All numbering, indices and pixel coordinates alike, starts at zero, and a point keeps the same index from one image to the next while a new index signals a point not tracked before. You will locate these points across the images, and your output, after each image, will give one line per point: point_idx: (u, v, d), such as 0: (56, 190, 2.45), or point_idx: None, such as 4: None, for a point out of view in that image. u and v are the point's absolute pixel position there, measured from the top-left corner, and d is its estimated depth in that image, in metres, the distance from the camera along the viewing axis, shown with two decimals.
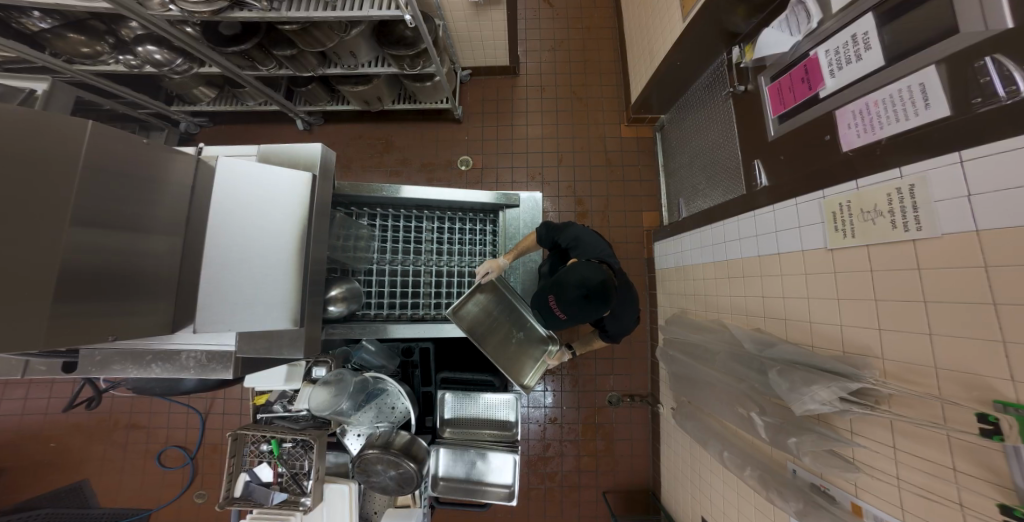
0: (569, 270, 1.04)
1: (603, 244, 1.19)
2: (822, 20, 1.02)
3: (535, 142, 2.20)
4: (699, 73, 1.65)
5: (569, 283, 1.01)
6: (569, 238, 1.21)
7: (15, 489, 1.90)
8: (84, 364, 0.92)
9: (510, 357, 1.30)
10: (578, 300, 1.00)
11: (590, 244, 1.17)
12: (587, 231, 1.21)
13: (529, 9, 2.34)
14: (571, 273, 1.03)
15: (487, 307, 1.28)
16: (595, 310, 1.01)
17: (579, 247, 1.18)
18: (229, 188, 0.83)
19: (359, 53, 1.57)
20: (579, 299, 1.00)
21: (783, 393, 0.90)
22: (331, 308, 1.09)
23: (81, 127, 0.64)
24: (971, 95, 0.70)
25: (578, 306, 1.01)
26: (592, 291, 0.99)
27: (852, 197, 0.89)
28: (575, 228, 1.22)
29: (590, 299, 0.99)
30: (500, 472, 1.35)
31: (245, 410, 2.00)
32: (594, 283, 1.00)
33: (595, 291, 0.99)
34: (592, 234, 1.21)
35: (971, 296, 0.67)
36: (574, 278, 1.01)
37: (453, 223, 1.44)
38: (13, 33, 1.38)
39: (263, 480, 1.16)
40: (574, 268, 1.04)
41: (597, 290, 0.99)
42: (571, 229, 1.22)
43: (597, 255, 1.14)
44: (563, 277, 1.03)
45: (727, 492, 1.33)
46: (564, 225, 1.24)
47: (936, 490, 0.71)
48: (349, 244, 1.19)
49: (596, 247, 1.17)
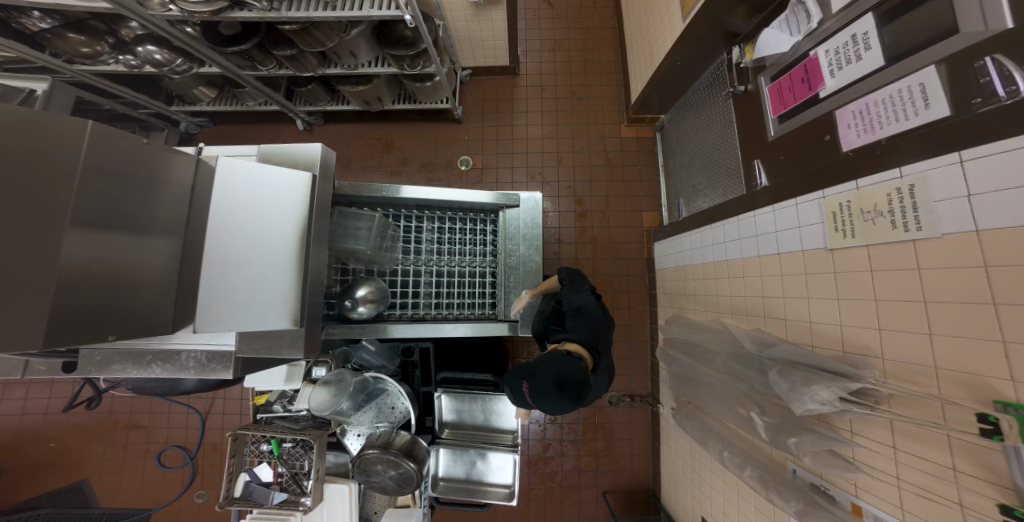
0: (550, 361, 0.88)
1: (602, 325, 1.05)
2: (822, 20, 1.02)
3: (535, 142, 2.20)
4: (698, 72, 1.66)
5: (543, 374, 0.86)
6: (571, 304, 1.09)
7: (15, 488, 1.90)
8: (84, 364, 0.92)
9: (495, 422, 1.41)
10: (548, 396, 0.85)
11: (592, 320, 1.04)
12: (594, 305, 1.09)
13: (529, 9, 2.34)
14: (553, 361, 0.88)
15: (466, 396, 1.39)
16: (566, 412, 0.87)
17: (577, 318, 1.05)
18: (229, 188, 0.83)
19: (359, 53, 1.57)
20: (551, 397, 0.84)
21: (782, 392, 0.90)
22: (359, 309, 1.11)
23: (81, 126, 0.64)
24: (971, 95, 0.70)
25: (548, 402, 0.86)
26: (568, 389, 0.84)
27: (852, 197, 0.89)
28: (584, 298, 1.10)
29: (561, 391, 0.84)
30: (500, 472, 1.36)
31: (245, 410, 2.00)
32: (573, 378, 0.85)
33: (571, 390, 0.85)
34: (597, 310, 1.09)
35: (971, 296, 0.67)
36: (552, 369, 0.86)
37: (482, 226, 1.43)
38: (13, 34, 1.38)
39: (263, 480, 1.17)
40: (558, 354, 0.90)
41: (575, 387, 0.85)
42: (580, 297, 1.10)
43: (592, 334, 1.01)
44: (541, 364, 0.88)
45: (727, 490, 1.33)
46: (578, 289, 1.13)
47: (937, 490, 0.71)
48: (374, 243, 1.19)
49: (596, 325, 1.04)
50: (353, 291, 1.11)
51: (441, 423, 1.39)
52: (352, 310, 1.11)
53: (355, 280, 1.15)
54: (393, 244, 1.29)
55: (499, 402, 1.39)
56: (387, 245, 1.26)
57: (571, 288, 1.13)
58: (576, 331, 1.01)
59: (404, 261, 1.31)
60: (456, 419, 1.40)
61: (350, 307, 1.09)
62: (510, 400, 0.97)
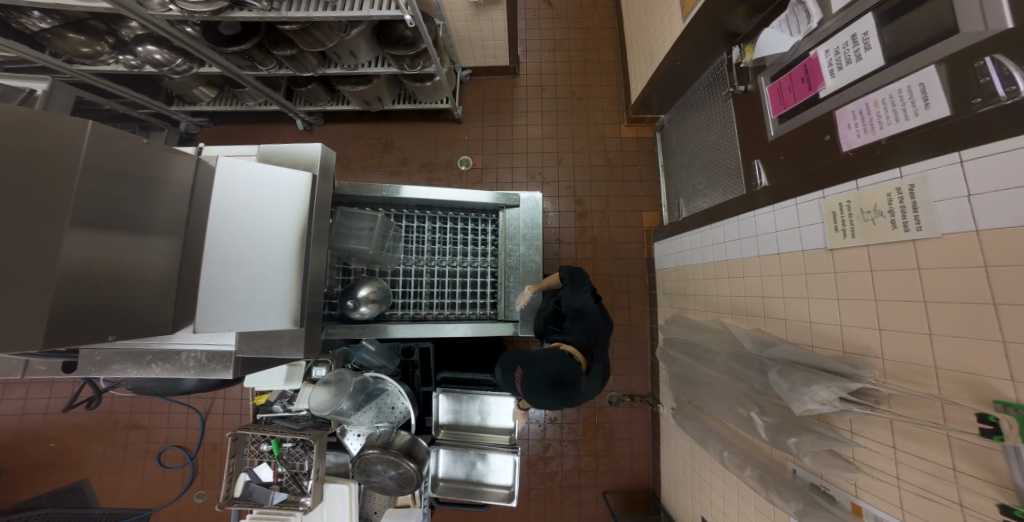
0: (548, 357, 0.92)
1: (601, 329, 1.07)
2: (822, 20, 1.02)
3: (535, 142, 2.20)
4: (698, 72, 1.66)
5: (538, 366, 0.90)
6: (571, 305, 1.10)
7: (15, 488, 1.90)
8: (84, 364, 0.92)
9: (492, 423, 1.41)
10: (538, 388, 0.89)
11: (590, 322, 1.06)
12: (593, 307, 1.10)
13: (529, 9, 2.34)
14: (551, 356, 0.92)
15: (465, 396, 1.39)
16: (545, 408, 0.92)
17: (576, 320, 1.06)
18: (229, 188, 0.83)
19: (359, 53, 1.57)
20: (541, 389, 0.89)
21: (782, 392, 0.90)
22: (361, 309, 1.11)
23: (82, 126, 0.64)
24: (971, 95, 0.70)
25: (535, 392, 0.90)
26: (560, 386, 0.88)
27: (852, 197, 0.89)
28: (583, 299, 1.11)
29: (555, 388, 0.88)
30: (500, 473, 1.36)
31: (245, 410, 1.99)
32: (566, 375, 0.89)
33: (561, 387, 0.89)
34: (596, 313, 1.10)
35: (972, 296, 0.67)
36: (549, 364, 0.90)
37: (483, 225, 1.43)
38: (13, 34, 1.38)
39: (263, 480, 1.17)
40: (556, 351, 0.94)
41: (565, 384, 0.89)
42: (581, 298, 1.11)
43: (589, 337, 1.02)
44: (539, 357, 0.92)
45: (727, 491, 1.33)
46: (578, 290, 1.13)
47: (937, 490, 0.71)
48: (377, 243, 1.19)
49: (594, 328, 1.06)
50: (355, 291, 1.12)
51: (438, 424, 1.38)
52: (354, 310, 1.11)
53: (357, 281, 1.15)
54: (395, 244, 1.29)
55: (496, 404, 1.39)
56: (389, 245, 1.26)
57: (572, 289, 1.14)
58: (575, 333, 1.02)
59: (405, 260, 1.31)
60: (453, 419, 1.40)
61: (352, 307, 1.10)
62: (499, 378, 1.02)
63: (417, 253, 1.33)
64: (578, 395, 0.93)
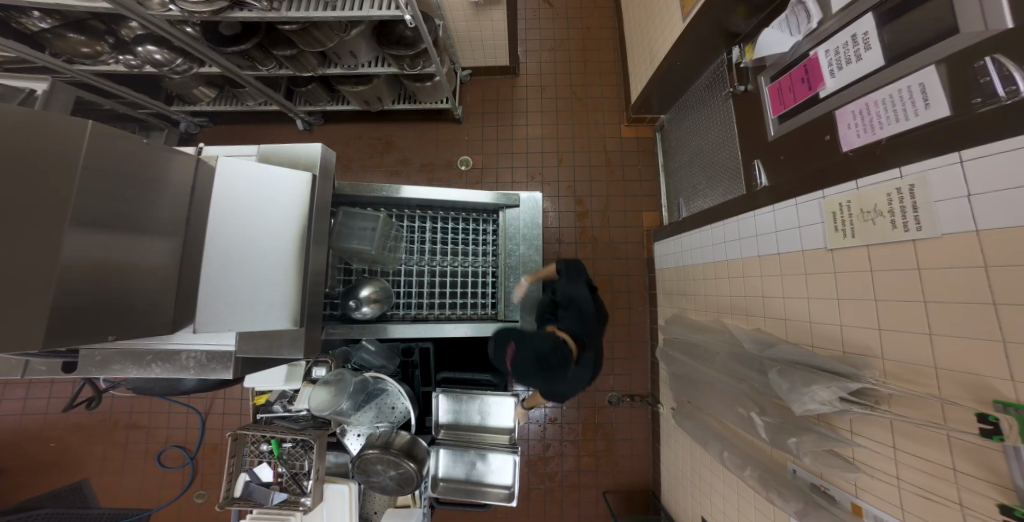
0: (540, 337, 0.94)
1: (593, 320, 1.07)
2: (822, 20, 1.02)
3: (535, 142, 2.20)
4: (698, 72, 1.66)
5: (530, 344, 0.93)
6: (565, 295, 1.10)
7: (15, 488, 1.90)
8: (84, 363, 0.92)
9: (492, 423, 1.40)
10: (526, 364, 0.92)
11: (583, 312, 1.06)
12: (587, 299, 1.10)
13: (529, 9, 2.34)
14: (542, 336, 0.94)
15: (465, 396, 1.39)
16: (531, 388, 0.97)
17: (569, 310, 1.06)
18: (229, 188, 0.83)
19: (359, 53, 1.57)
20: (528, 364, 0.92)
21: (782, 393, 0.90)
22: (364, 309, 1.12)
23: (81, 126, 0.64)
24: (971, 95, 0.70)
25: (523, 368, 0.93)
26: (547, 365, 0.90)
27: (852, 197, 0.89)
28: (577, 291, 1.12)
29: (545, 373, 0.91)
30: (500, 473, 1.36)
31: (244, 410, 1.99)
32: (554, 355, 0.90)
33: (548, 366, 0.90)
34: (590, 305, 1.10)
35: (972, 296, 0.67)
36: (540, 342, 0.92)
37: (484, 226, 1.43)
38: (13, 33, 1.38)
39: (263, 480, 1.17)
40: (550, 333, 0.96)
41: (552, 364, 0.90)
42: (575, 290, 1.11)
43: (582, 326, 1.02)
44: (532, 336, 0.95)
45: (727, 490, 1.33)
46: (573, 282, 1.14)
47: (937, 490, 0.71)
48: (380, 243, 1.16)
49: (587, 319, 1.06)
50: (356, 291, 1.12)
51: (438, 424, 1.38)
52: (357, 310, 1.12)
53: (359, 281, 1.15)
54: (397, 244, 1.28)
55: (495, 403, 1.38)
56: (391, 245, 1.25)
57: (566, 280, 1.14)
58: (568, 322, 1.03)
59: (407, 261, 1.30)
60: (452, 419, 1.39)
61: (354, 307, 1.11)
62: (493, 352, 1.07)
63: (418, 253, 1.33)
64: (564, 379, 0.92)
